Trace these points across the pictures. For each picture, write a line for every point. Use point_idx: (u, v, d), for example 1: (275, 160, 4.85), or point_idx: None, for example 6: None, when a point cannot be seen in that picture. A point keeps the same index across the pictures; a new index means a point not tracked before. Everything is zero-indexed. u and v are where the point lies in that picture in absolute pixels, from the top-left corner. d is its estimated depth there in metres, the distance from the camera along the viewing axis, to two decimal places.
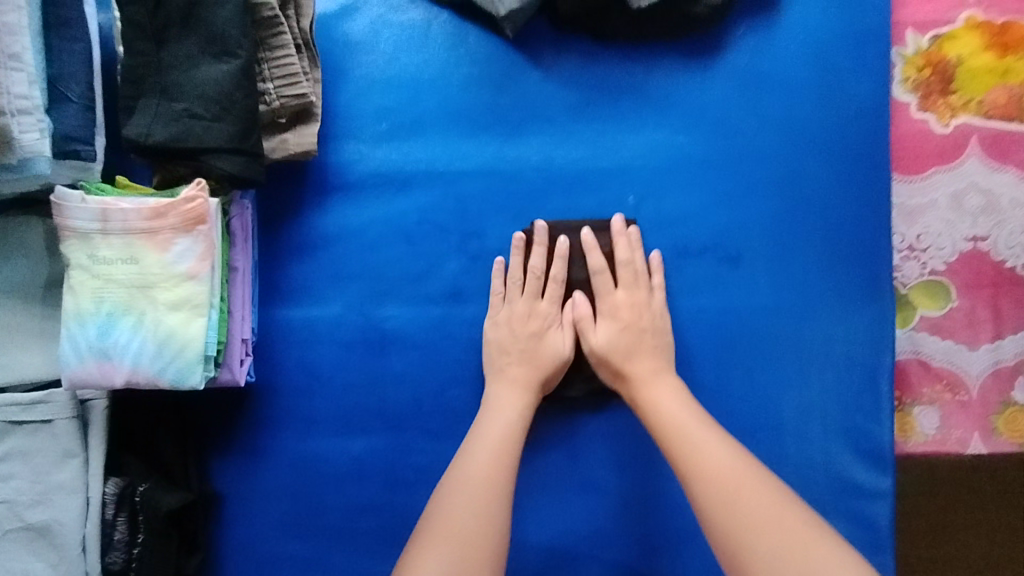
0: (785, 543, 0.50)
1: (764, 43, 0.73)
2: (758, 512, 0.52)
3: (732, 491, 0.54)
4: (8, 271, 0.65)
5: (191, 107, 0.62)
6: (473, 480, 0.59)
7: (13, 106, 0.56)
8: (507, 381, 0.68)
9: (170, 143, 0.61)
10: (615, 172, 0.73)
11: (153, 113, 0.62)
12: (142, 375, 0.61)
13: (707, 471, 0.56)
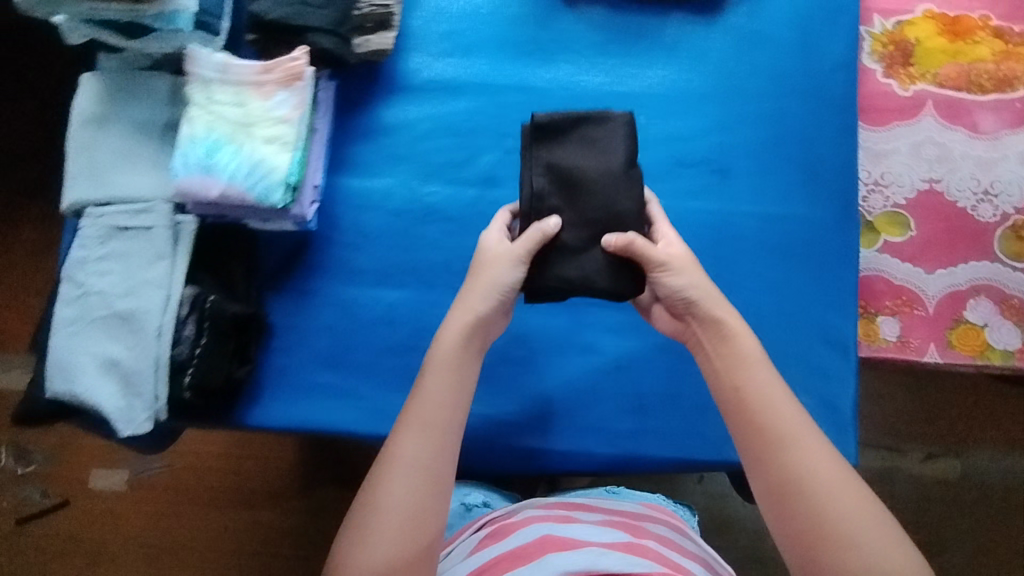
0: (848, 518, 0.59)
1: (758, 8, 0.90)
2: (829, 482, 0.60)
3: (803, 457, 0.61)
4: (135, 113, 0.81)
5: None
6: (426, 400, 0.66)
7: None
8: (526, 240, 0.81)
9: (285, 19, 0.79)
10: (629, 97, 0.89)
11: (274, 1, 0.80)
12: (235, 190, 0.75)
13: (768, 421, 0.63)
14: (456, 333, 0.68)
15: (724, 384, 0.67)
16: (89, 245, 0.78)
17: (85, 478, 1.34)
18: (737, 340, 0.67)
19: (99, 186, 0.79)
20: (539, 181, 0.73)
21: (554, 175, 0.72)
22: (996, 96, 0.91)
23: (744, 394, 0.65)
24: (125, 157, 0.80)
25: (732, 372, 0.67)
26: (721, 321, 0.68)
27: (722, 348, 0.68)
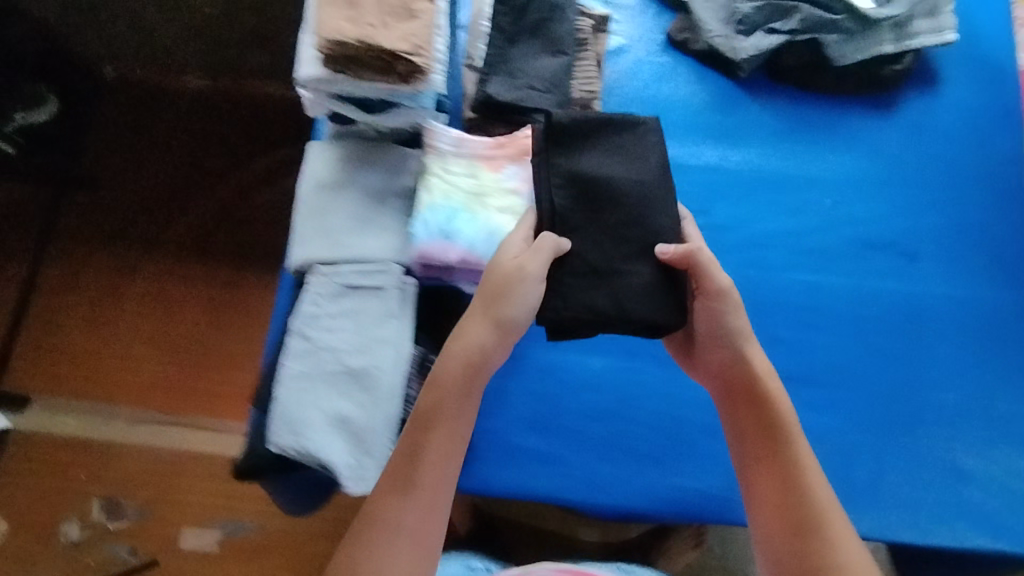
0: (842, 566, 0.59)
1: (928, 104, 0.97)
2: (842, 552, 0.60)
3: (813, 522, 0.62)
4: (367, 180, 0.86)
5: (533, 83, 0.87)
6: (404, 458, 0.65)
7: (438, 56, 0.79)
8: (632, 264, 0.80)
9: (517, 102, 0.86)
10: (814, 181, 0.95)
11: (503, 85, 0.86)
12: (474, 255, 0.79)
13: (797, 485, 0.64)
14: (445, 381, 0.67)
15: (748, 449, 0.68)
16: (320, 301, 0.81)
17: (175, 537, 1.37)
18: (768, 404, 0.68)
19: (336, 248, 0.84)
20: (561, 186, 0.72)
21: (575, 183, 0.73)
22: None
23: (766, 458, 0.66)
24: (358, 221, 0.85)
25: (752, 433, 0.68)
26: (756, 379, 0.69)
27: (748, 409, 0.69)
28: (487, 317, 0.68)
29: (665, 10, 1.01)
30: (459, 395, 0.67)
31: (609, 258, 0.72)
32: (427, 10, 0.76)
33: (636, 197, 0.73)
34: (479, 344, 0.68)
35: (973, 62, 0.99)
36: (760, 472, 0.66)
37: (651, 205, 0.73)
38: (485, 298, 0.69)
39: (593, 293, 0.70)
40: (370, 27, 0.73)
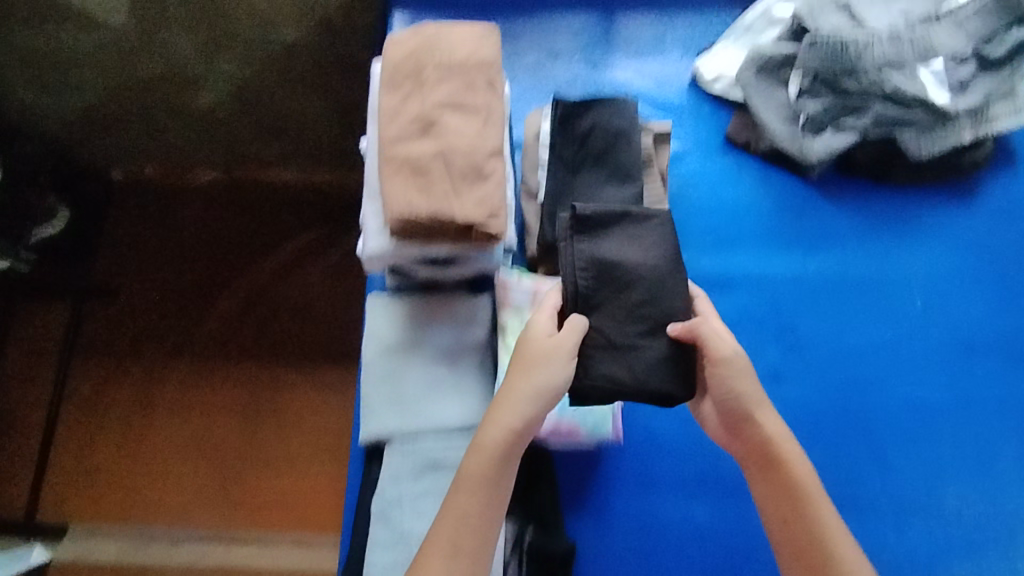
0: None
1: (1011, 188, 0.92)
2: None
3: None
4: (437, 338, 0.81)
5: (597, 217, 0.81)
6: (450, 523, 0.61)
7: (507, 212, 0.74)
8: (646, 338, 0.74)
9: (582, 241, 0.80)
10: (903, 282, 0.89)
11: None
12: (568, 422, 0.76)
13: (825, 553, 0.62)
14: (491, 445, 0.63)
15: (773, 511, 0.66)
16: (400, 480, 0.75)
17: None
18: (786, 469, 0.66)
19: (411, 417, 0.78)
20: (581, 273, 0.68)
21: (597, 269, 0.68)
22: None
23: (794, 521, 0.64)
24: (431, 385, 0.79)
25: (779, 501, 0.65)
26: (769, 445, 0.67)
27: (771, 475, 0.66)
28: (525, 391, 0.64)
29: (722, 109, 0.97)
30: (501, 466, 0.63)
31: (633, 338, 0.67)
32: (498, 167, 0.71)
33: (658, 282, 0.68)
34: (522, 416, 0.64)
35: None
36: (792, 535, 0.64)
37: (680, 284, 0.69)
38: (522, 367, 0.65)
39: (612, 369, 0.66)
40: (442, 197, 0.68)
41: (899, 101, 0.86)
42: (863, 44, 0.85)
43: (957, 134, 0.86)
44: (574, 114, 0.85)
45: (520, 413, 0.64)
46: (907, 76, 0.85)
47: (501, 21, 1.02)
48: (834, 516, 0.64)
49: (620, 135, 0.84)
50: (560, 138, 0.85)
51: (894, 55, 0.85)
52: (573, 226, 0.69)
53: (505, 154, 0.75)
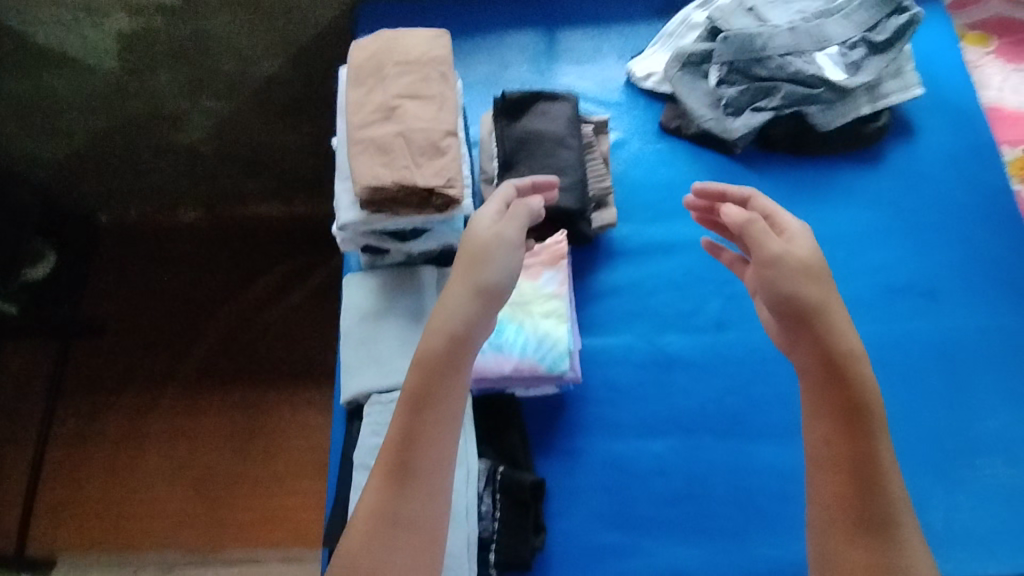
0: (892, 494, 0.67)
1: (914, 154, 1.04)
2: (896, 514, 0.67)
3: (857, 487, 0.67)
4: (410, 304, 0.89)
5: None
6: (393, 437, 0.71)
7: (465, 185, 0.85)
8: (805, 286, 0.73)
9: None
10: (825, 238, 1.00)
11: None
12: (528, 363, 0.81)
13: (864, 468, 0.68)
14: (421, 358, 0.72)
15: (813, 435, 0.71)
16: (380, 431, 0.82)
17: None
18: (858, 388, 0.70)
19: (386, 374, 0.85)
20: (507, 145, 0.93)
21: (518, 142, 0.93)
22: None
23: (838, 438, 0.69)
24: (405, 345, 0.87)
25: (829, 420, 0.70)
26: (838, 359, 0.71)
27: (828, 394, 0.70)
28: (462, 289, 0.73)
29: (655, 102, 1.10)
30: (432, 375, 0.71)
31: (552, 167, 0.91)
32: (453, 144, 0.82)
33: (555, 144, 0.92)
34: (460, 318, 0.72)
35: (943, 105, 1.07)
36: (834, 448, 0.69)
37: (572, 149, 0.93)
38: (468, 269, 0.74)
39: None
40: (405, 169, 0.79)
41: (801, 82, 0.99)
42: (766, 36, 1.00)
43: (853, 110, 1.00)
44: (505, 106, 0.94)
45: (450, 316, 0.72)
46: (806, 60, 0.99)
47: (458, 44, 1.18)
48: (881, 429, 0.69)
49: (542, 116, 0.94)
50: (499, 131, 0.94)
51: (793, 44, 0.99)
52: (499, 115, 0.94)
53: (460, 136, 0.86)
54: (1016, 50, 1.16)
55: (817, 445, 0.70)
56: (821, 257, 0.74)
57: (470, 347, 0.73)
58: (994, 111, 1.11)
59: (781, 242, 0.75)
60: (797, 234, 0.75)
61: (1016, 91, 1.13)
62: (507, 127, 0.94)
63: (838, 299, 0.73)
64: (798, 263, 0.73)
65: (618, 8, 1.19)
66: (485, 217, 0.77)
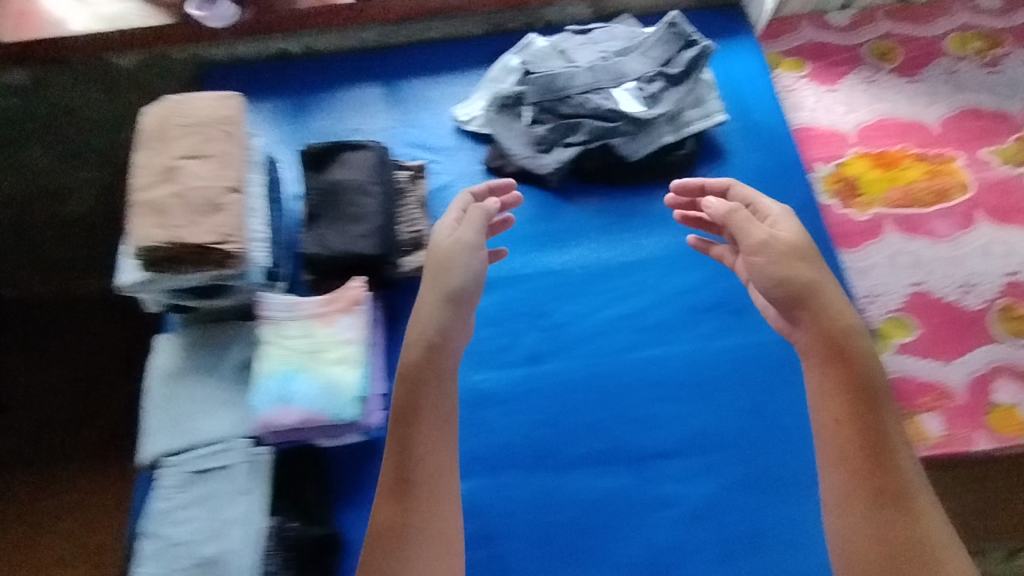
0: (904, 464, 0.69)
1: (723, 177, 1.08)
2: (912, 483, 0.69)
3: (861, 464, 0.69)
4: (213, 361, 0.90)
5: (345, 228, 0.93)
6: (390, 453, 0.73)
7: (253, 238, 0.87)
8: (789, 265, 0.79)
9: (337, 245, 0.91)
10: (635, 265, 1.02)
11: (319, 240, 0.92)
12: (315, 412, 0.82)
13: (872, 438, 0.70)
14: (407, 365, 0.76)
15: (822, 412, 0.73)
16: (171, 495, 0.82)
17: None
18: (860, 362, 0.73)
19: (183, 435, 0.86)
20: (312, 195, 0.95)
21: (322, 192, 0.95)
22: (940, 206, 1.08)
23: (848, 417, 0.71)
24: (204, 403, 0.88)
25: (839, 398, 0.72)
26: (837, 337, 0.74)
27: (835, 369, 0.73)
28: (435, 295, 0.79)
29: (480, 145, 1.13)
30: (427, 381, 0.75)
31: (353, 215, 0.94)
32: (234, 201, 0.84)
33: (358, 192, 0.95)
34: (437, 325, 0.77)
35: (752, 129, 1.12)
36: (843, 428, 0.71)
37: (374, 196, 0.95)
38: (435, 277, 0.80)
39: (337, 234, 0.92)
40: (178, 229, 0.81)
41: (602, 116, 1.03)
42: (567, 78, 1.05)
43: (657, 139, 1.04)
44: (310, 157, 0.97)
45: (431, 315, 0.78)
46: (604, 96, 1.03)
47: (295, 101, 1.22)
48: (886, 402, 0.72)
49: (345, 166, 0.97)
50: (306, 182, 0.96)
51: (591, 83, 1.04)
52: (305, 166, 0.97)
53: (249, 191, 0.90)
54: (828, 72, 1.22)
55: (827, 429, 0.72)
56: (805, 235, 0.81)
57: (449, 351, 0.78)
58: (806, 132, 1.16)
59: (765, 228, 0.82)
60: (779, 219, 0.82)
61: (828, 110, 1.18)
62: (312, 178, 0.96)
63: (830, 279, 0.79)
64: (786, 244, 0.80)
65: (449, 58, 1.24)
66: (444, 229, 0.86)
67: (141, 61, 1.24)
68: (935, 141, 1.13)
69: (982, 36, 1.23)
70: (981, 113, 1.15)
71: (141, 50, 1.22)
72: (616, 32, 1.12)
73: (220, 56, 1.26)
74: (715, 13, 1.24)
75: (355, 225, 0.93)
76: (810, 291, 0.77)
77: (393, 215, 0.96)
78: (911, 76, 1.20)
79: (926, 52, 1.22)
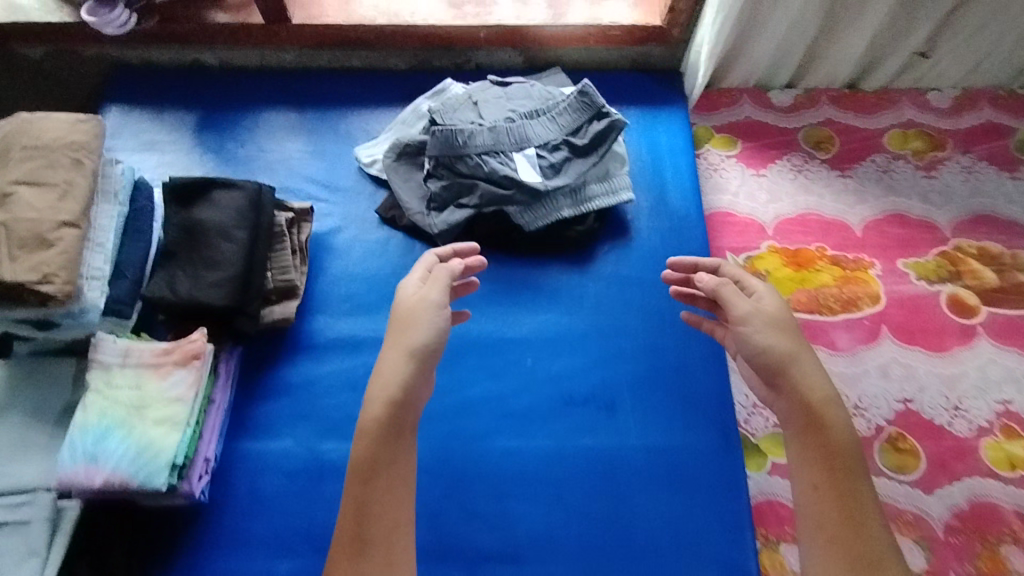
0: (886, 541, 0.64)
1: (625, 259, 1.02)
2: (891, 558, 0.63)
3: (844, 539, 0.64)
4: (39, 398, 0.84)
5: (198, 274, 0.87)
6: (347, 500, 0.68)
7: (88, 274, 0.82)
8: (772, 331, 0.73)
9: (185, 292, 0.86)
10: (517, 341, 0.96)
11: (167, 283, 0.87)
12: (118, 476, 0.75)
13: (849, 507, 0.66)
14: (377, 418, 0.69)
15: (800, 480, 0.69)
16: None
17: None
18: (834, 433, 0.69)
19: None
20: (171, 233, 0.90)
21: (182, 230, 0.90)
22: (845, 316, 1.02)
23: (825, 487, 0.67)
24: (17, 446, 0.81)
25: (816, 466, 0.68)
26: (813, 409, 0.70)
27: (810, 437, 0.69)
28: (399, 350, 0.72)
29: (380, 190, 1.09)
30: (394, 439, 0.69)
31: (210, 259, 0.88)
32: (67, 236, 0.78)
33: (218, 235, 0.90)
34: (396, 382, 0.71)
35: (665, 210, 1.07)
36: (819, 499, 0.67)
37: (234, 240, 0.90)
38: (394, 336, 0.74)
39: (187, 279, 0.87)
40: None
41: (497, 181, 0.98)
42: (468, 134, 0.99)
43: (554, 212, 0.99)
44: (174, 192, 0.92)
45: (395, 367, 0.71)
46: (502, 160, 0.98)
47: (198, 114, 1.16)
48: (860, 480, 0.67)
49: (211, 204, 0.91)
50: (168, 218, 0.91)
51: (492, 143, 0.99)
52: (169, 200, 0.92)
53: (98, 224, 0.86)
54: (758, 155, 1.16)
55: (804, 498, 0.68)
56: (790, 313, 0.75)
57: (413, 411, 0.72)
58: (724, 217, 1.11)
59: (750, 301, 0.76)
60: (764, 293, 0.77)
61: (750, 197, 1.12)
62: (175, 216, 0.91)
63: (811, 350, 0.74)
64: (770, 316, 0.74)
65: (368, 92, 1.18)
66: (409, 288, 0.78)
67: (48, 53, 1.17)
68: (854, 245, 1.08)
69: (924, 136, 1.18)
70: (907, 219, 1.10)
71: (47, 44, 1.16)
72: (533, 89, 1.07)
73: (132, 58, 1.20)
74: (651, 77, 1.18)
75: (209, 271, 0.88)
76: (794, 368, 0.71)
77: (257, 262, 0.91)
78: (842, 170, 1.15)
79: (864, 146, 1.17)
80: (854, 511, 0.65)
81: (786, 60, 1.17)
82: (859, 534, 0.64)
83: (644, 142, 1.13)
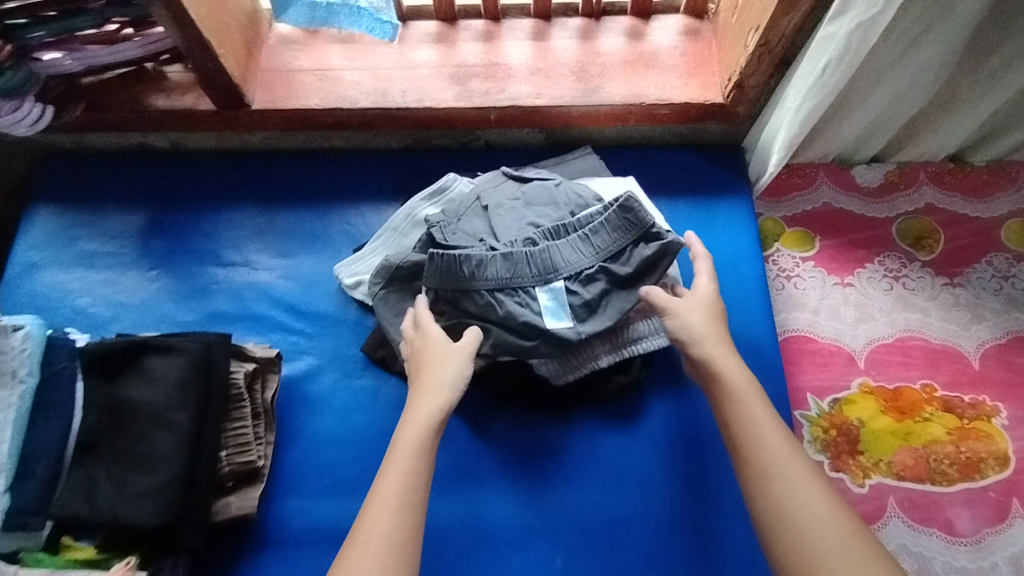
0: (807, 492, 0.59)
1: (679, 414, 0.80)
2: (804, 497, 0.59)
3: (774, 486, 0.60)
4: None
5: (125, 478, 0.67)
6: (391, 481, 0.63)
7: None
8: (695, 309, 0.74)
9: (106, 508, 0.66)
10: (542, 532, 0.75)
11: (85, 491, 0.67)
12: None
13: (755, 456, 0.62)
14: (410, 444, 0.65)
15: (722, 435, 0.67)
16: None
17: None
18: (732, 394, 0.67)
19: None
20: (90, 418, 0.70)
21: (106, 411, 0.70)
22: (966, 486, 0.79)
23: (741, 440, 0.64)
24: None
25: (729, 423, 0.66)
26: (711, 368, 0.69)
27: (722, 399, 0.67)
28: (439, 386, 0.70)
29: (369, 317, 0.87)
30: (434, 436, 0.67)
31: (140, 455, 0.68)
32: None
33: (150, 421, 0.69)
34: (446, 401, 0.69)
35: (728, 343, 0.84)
36: (738, 448, 0.64)
37: (169, 428, 0.68)
38: (429, 372, 0.71)
39: (110, 486, 0.67)
40: None
41: (515, 327, 0.74)
42: (476, 263, 0.74)
43: (589, 365, 0.77)
44: (94, 363, 0.71)
45: (444, 398, 0.69)
46: (520, 300, 0.74)
47: (144, 215, 0.93)
48: (766, 418, 0.65)
49: (141, 377, 0.70)
50: (87, 396, 0.71)
51: (507, 276, 0.74)
52: (88, 372, 0.71)
53: None
54: (842, 257, 0.92)
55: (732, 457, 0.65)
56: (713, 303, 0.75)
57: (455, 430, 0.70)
58: (801, 343, 0.88)
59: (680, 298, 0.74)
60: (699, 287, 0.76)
61: (834, 314, 0.89)
62: (98, 391, 0.71)
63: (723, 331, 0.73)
64: (700, 301, 0.74)
65: (352, 180, 0.95)
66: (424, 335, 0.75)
67: None
68: (972, 382, 0.85)
69: None
70: None
71: None
72: (558, 189, 0.83)
73: (66, 142, 0.98)
74: (706, 156, 0.94)
75: (139, 473, 0.67)
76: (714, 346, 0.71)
77: (202, 450, 0.69)
78: (951, 277, 0.91)
79: (975, 242, 0.93)
80: (761, 459, 0.62)
81: (878, 133, 0.92)
82: (775, 480, 0.60)
83: (699, 243, 0.89)
